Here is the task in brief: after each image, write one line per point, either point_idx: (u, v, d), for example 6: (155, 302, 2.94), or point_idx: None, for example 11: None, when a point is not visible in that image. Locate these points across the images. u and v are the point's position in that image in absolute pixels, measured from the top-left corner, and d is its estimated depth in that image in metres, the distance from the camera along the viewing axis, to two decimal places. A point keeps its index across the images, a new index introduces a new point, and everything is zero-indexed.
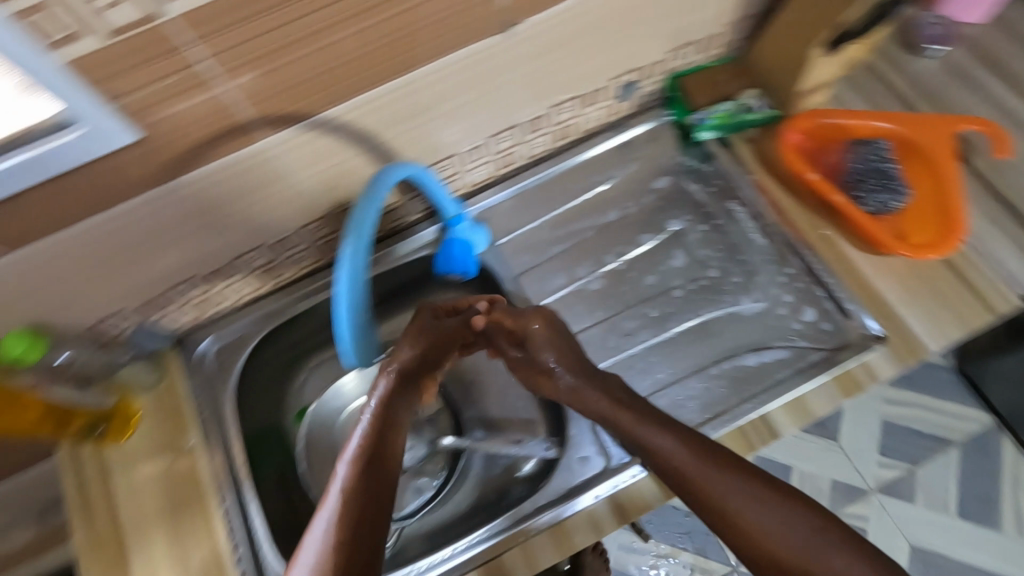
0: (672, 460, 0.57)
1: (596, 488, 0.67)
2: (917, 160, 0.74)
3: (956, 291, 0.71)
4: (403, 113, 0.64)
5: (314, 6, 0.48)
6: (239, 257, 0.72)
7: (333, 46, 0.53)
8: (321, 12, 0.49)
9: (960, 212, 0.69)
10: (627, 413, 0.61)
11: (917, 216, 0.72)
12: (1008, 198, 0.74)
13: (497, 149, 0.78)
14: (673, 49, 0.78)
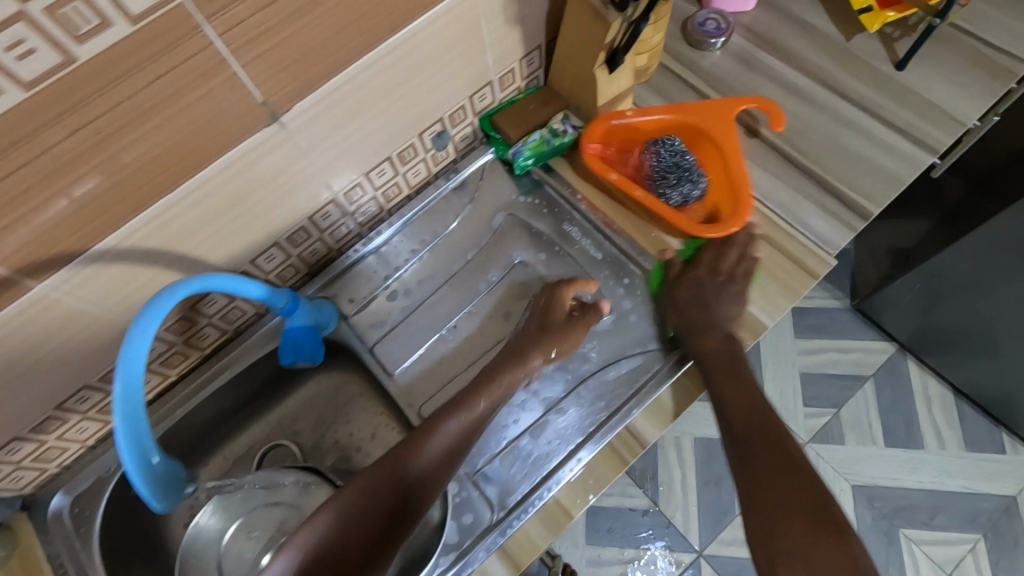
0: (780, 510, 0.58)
1: (552, 478, 0.68)
2: (713, 148, 0.79)
3: (776, 261, 0.75)
4: (192, 223, 0.62)
5: (33, 155, 0.47)
6: (64, 403, 0.68)
7: (78, 184, 0.51)
8: (48, 155, 0.48)
9: (750, 197, 0.74)
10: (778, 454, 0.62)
11: (717, 202, 0.78)
12: (805, 164, 0.80)
13: (323, 227, 0.77)
14: (473, 92, 0.80)
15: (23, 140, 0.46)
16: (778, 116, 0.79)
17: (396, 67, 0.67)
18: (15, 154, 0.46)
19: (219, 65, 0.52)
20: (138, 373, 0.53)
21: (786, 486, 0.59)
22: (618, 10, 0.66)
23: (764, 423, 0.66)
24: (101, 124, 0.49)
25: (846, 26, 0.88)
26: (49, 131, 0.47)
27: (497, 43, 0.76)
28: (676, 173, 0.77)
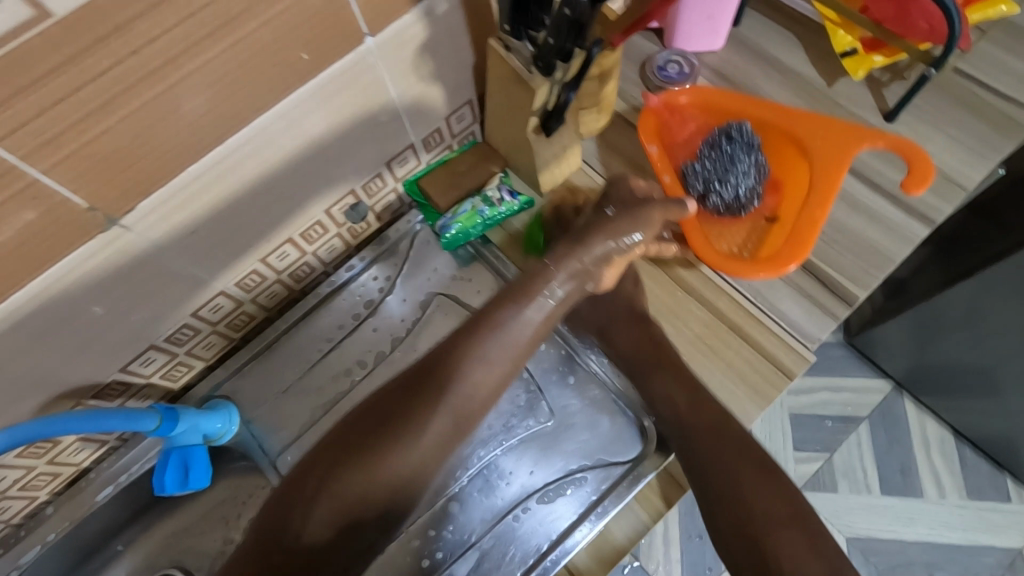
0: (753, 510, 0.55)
1: None
2: (804, 168, 0.69)
3: (740, 358, 0.64)
4: (22, 348, 0.51)
5: None
6: None
7: None
8: None
9: (814, 224, 0.64)
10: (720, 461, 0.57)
11: (766, 236, 0.68)
12: None
13: (215, 319, 0.66)
14: (392, 157, 0.69)
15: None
16: (924, 172, 0.65)
17: (278, 143, 0.55)
18: None
19: (7, 174, 0.40)
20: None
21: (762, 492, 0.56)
22: (545, 74, 0.54)
23: (687, 415, 0.60)
24: None
25: (827, 70, 0.76)
26: None
27: (413, 103, 0.64)
28: (723, 182, 0.67)
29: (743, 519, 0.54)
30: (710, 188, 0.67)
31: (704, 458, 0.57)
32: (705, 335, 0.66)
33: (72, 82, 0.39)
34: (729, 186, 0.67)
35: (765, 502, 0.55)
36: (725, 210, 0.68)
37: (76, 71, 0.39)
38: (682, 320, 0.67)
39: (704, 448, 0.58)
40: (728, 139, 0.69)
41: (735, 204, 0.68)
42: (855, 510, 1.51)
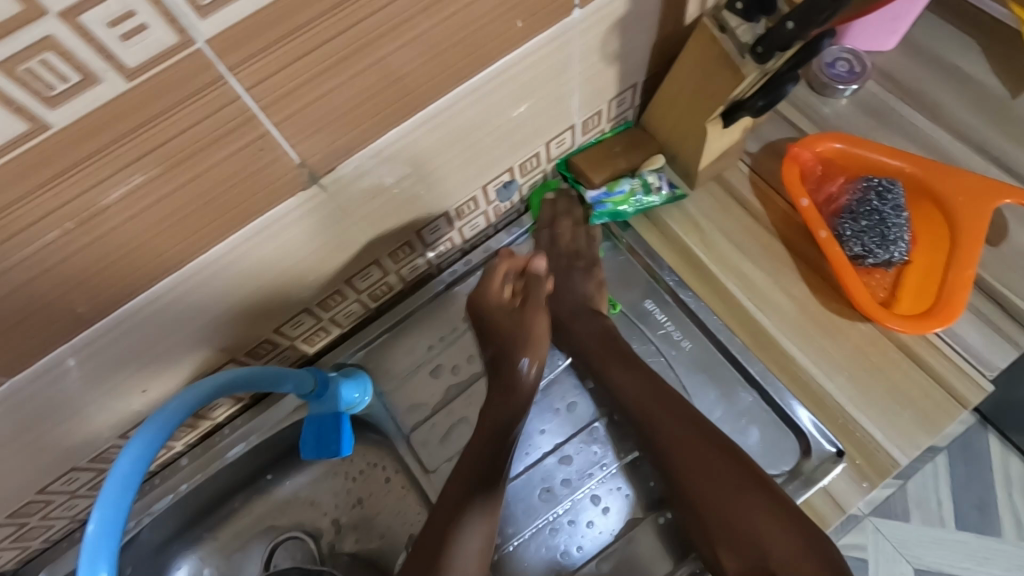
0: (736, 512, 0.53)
1: None
2: (940, 223, 0.62)
3: (911, 379, 0.61)
4: (204, 298, 0.50)
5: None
6: (50, 486, 0.58)
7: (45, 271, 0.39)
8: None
9: (965, 293, 0.57)
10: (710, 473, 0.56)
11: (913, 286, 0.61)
12: None
13: (361, 288, 0.65)
14: (551, 138, 0.66)
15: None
16: None
17: (465, 114, 0.53)
18: None
19: (246, 123, 0.39)
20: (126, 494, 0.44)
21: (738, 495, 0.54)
22: (758, 62, 0.51)
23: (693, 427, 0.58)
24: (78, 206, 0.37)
25: (1014, 81, 0.71)
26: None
27: (588, 83, 0.61)
28: (881, 241, 0.60)
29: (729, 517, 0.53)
30: (867, 246, 0.60)
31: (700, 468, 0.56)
32: (871, 353, 0.62)
33: (322, 36, 0.38)
34: (887, 243, 0.60)
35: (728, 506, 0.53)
36: (869, 269, 0.62)
37: (329, 25, 0.37)
38: (845, 334, 0.63)
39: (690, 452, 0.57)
40: (875, 192, 0.62)
41: (883, 264, 0.61)
42: None
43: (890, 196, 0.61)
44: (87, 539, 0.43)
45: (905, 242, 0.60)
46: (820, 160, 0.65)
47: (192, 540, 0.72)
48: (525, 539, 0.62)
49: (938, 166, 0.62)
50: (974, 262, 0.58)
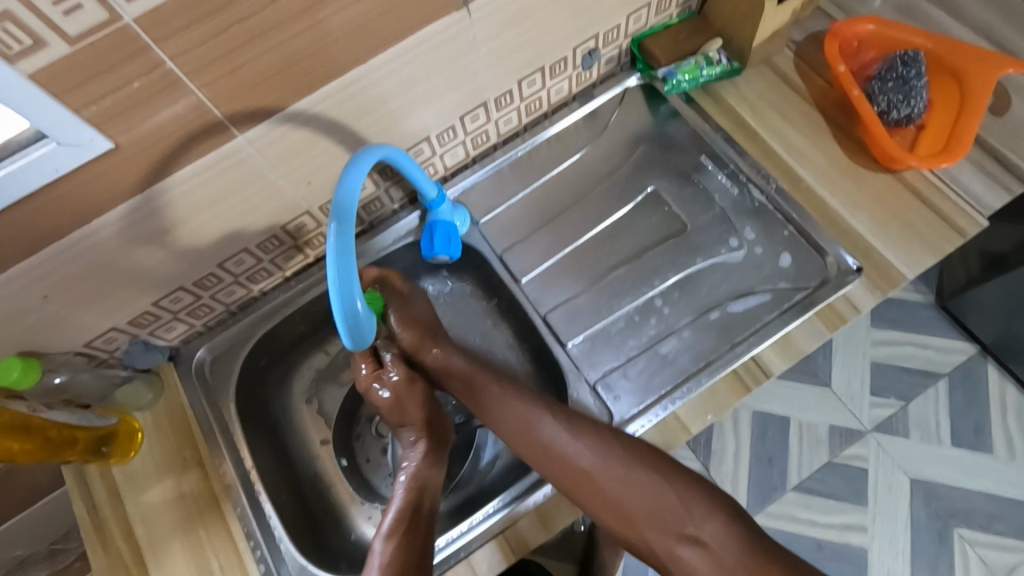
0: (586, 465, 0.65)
1: (674, 394, 0.69)
2: (954, 89, 0.75)
3: (918, 216, 0.74)
4: (368, 100, 0.64)
5: (256, 6, 0.48)
6: (225, 262, 0.72)
7: (282, 44, 0.53)
8: (263, 11, 0.49)
9: (968, 140, 0.70)
10: (612, 454, 0.65)
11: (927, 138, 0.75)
12: None
13: (468, 129, 0.79)
14: (630, 13, 0.79)
15: None
16: None
17: None
18: (244, 3, 0.48)
19: None
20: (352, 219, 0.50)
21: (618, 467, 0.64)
22: None
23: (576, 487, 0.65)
24: None
25: None
26: None
27: None
28: (904, 95, 0.73)
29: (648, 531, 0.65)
30: (892, 101, 0.73)
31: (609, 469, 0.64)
32: (888, 195, 0.76)
33: None
34: (909, 97, 0.73)
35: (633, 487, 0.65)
36: (892, 126, 0.75)
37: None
38: (867, 183, 0.77)
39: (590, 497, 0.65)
40: (901, 59, 0.75)
41: (904, 122, 0.74)
42: (922, 456, 1.60)
43: (915, 63, 0.74)
44: (333, 246, 0.48)
45: (924, 98, 0.73)
46: (855, 40, 0.78)
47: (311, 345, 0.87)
48: (587, 337, 0.76)
49: (954, 42, 0.75)
50: (979, 114, 0.72)
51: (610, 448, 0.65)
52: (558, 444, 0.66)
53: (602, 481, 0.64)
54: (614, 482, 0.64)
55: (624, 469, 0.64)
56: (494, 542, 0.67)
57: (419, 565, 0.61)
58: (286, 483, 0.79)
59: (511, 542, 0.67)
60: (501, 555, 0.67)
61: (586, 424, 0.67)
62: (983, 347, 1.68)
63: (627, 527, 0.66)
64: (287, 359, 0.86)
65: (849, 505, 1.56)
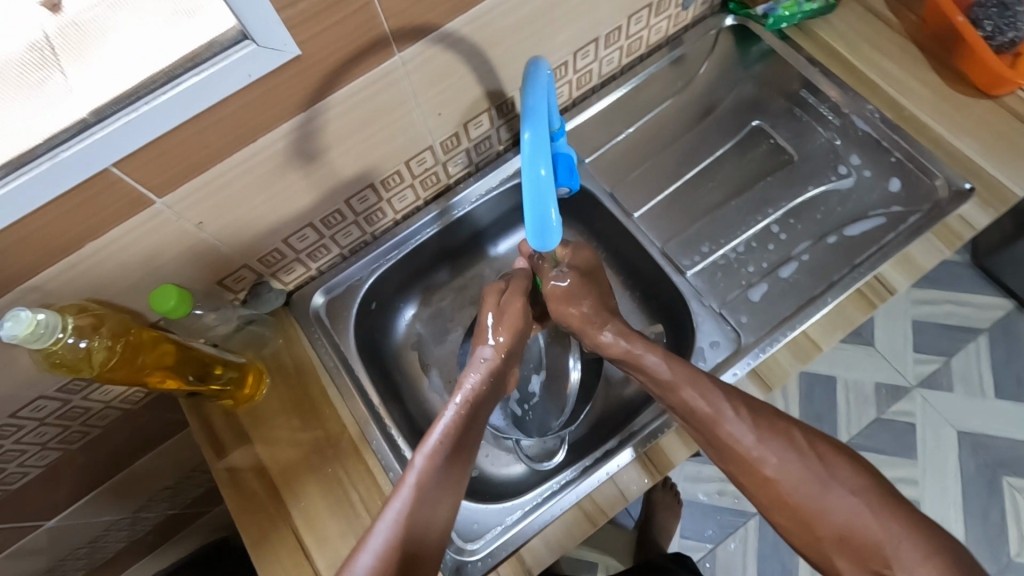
0: (767, 471, 0.61)
1: (804, 313, 0.71)
2: None
3: (1022, 138, 0.76)
4: (506, 27, 0.65)
5: None
6: (351, 199, 0.73)
7: None
8: None
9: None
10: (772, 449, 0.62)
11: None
12: None
13: (577, 68, 0.80)
14: None
15: None
16: None
17: None
18: None
19: None
20: (542, 122, 0.49)
21: (796, 471, 0.60)
22: None
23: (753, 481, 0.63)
24: None
25: None
26: None
27: None
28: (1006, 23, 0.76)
29: (846, 543, 0.58)
30: (996, 28, 0.76)
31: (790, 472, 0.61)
32: (992, 120, 0.78)
33: None
34: (1011, 25, 0.76)
35: (834, 500, 0.59)
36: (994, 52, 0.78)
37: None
38: (968, 109, 0.79)
39: (777, 513, 0.61)
40: None
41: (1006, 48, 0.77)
42: (967, 409, 1.63)
43: None
44: (527, 144, 0.49)
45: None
46: None
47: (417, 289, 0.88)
48: (701, 267, 0.79)
49: None
50: None
51: (800, 460, 0.61)
52: (741, 441, 0.62)
53: (787, 489, 0.60)
54: (794, 482, 0.60)
55: (807, 474, 0.60)
56: (636, 463, 0.69)
57: (425, 543, 0.57)
58: (407, 421, 0.79)
59: (655, 460, 0.69)
60: (645, 473, 0.69)
61: (774, 427, 0.63)
62: (1019, 303, 1.72)
63: (812, 548, 0.60)
64: (393, 305, 0.87)
65: (899, 459, 1.59)
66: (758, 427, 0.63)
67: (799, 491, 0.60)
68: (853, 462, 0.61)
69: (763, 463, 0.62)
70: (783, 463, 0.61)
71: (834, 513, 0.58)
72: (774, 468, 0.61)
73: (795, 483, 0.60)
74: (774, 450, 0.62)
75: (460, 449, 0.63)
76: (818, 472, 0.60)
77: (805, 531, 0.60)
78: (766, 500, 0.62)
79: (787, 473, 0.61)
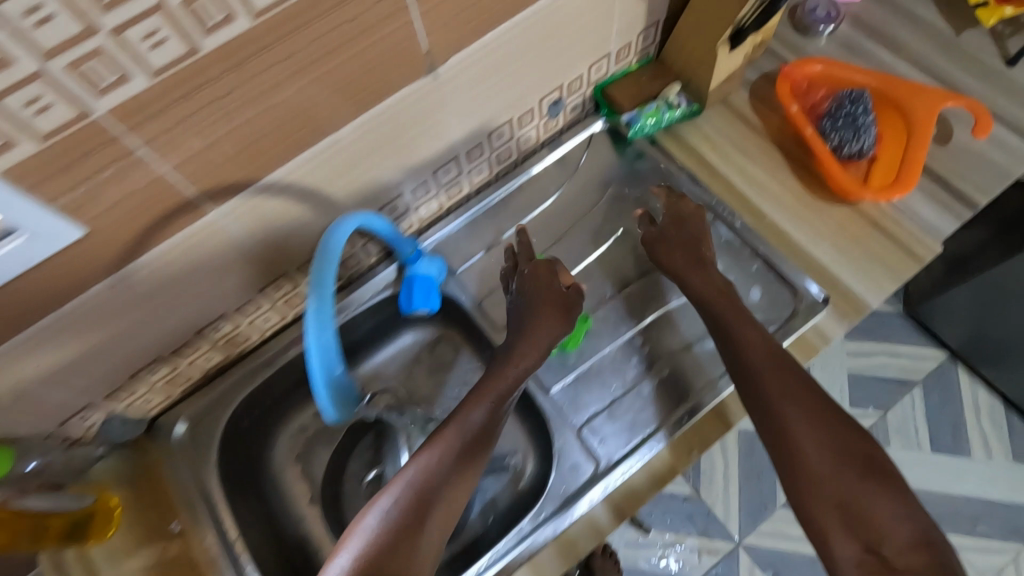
0: (831, 473, 0.57)
1: (659, 434, 0.71)
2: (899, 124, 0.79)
3: (877, 245, 0.78)
4: (341, 166, 0.66)
5: (227, 90, 0.50)
6: (202, 330, 0.72)
7: (255, 120, 0.54)
8: (233, 94, 0.50)
9: (917, 171, 0.75)
10: (822, 442, 0.59)
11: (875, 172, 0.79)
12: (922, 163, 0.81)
13: (442, 183, 0.81)
14: (592, 64, 0.82)
15: (240, 66, 0.49)
16: (983, 124, 0.78)
17: (541, 28, 0.69)
18: (215, 87, 0.49)
19: (402, 12, 0.55)
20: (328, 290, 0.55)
21: (874, 486, 0.56)
22: None
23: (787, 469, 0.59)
24: (287, 66, 0.52)
25: (957, 22, 0.88)
26: (233, 75, 0.49)
27: (626, 14, 0.77)
28: (855, 135, 0.77)
29: (874, 545, 0.53)
30: (843, 142, 0.77)
31: (840, 438, 0.59)
32: (849, 226, 0.79)
33: None
34: (858, 138, 0.77)
35: (879, 514, 0.54)
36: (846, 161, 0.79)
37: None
38: (828, 214, 0.80)
39: (821, 480, 0.57)
40: (848, 102, 0.79)
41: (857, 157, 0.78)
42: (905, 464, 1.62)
43: (861, 101, 0.78)
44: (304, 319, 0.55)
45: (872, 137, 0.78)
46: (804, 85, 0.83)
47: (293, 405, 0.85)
48: (571, 381, 0.77)
49: (894, 80, 0.80)
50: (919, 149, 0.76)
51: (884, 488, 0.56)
52: (799, 436, 0.59)
53: (846, 497, 0.56)
54: (880, 510, 0.54)
55: (864, 484, 0.56)
56: None
57: None
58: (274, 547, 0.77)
59: None
60: None
61: (833, 431, 0.59)
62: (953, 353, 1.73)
63: (811, 522, 0.56)
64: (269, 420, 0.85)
65: None
66: (819, 428, 0.60)
67: (826, 485, 0.57)
68: (893, 483, 0.56)
69: (812, 458, 0.58)
70: (831, 463, 0.57)
71: (906, 523, 0.54)
72: (851, 473, 0.57)
73: (864, 470, 0.57)
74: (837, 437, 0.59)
75: (413, 533, 0.54)
76: (867, 482, 0.56)
77: (808, 481, 0.57)
78: (795, 481, 0.58)
79: (829, 473, 0.57)
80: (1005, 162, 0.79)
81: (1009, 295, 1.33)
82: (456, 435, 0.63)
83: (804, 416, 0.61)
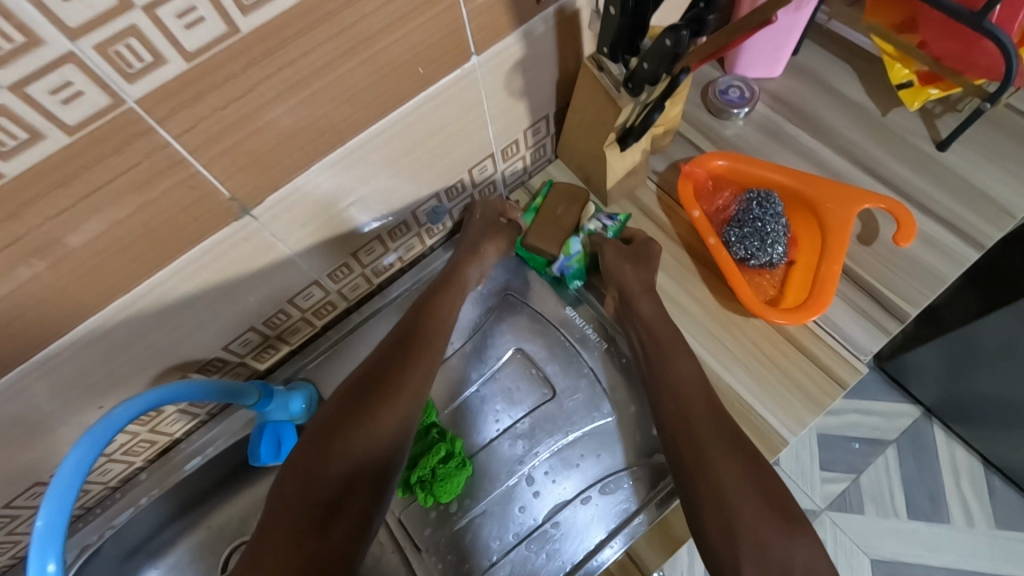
0: (711, 454, 0.58)
1: None
2: (814, 228, 0.71)
3: (794, 365, 0.68)
4: (150, 321, 0.57)
5: None
6: (15, 501, 0.63)
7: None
8: None
9: (831, 287, 0.66)
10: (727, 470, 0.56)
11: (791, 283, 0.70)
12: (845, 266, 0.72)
13: (304, 306, 0.72)
14: (473, 166, 0.74)
15: None
16: (906, 230, 0.69)
17: (387, 148, 0.61)
18: None
19: (178, 165, 0.46)
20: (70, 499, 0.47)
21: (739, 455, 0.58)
22: (631, 94, 0.61)
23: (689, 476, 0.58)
24: (23, 246, 0.43)
25: (883, 100, 0.80)
26: None
27: (500, 117, 0.69)
28: (762, 244, 0.68)
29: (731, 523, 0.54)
30: (749, 251, 0.69)
31: (748, 477, 0.56)
32: (763, 344, 0.70)
33: (242, 89, 0.45)
34: (766, 246, 0.68)
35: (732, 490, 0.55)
36: (756, 271, 0.70)
37: (256, 74, 0.45)
38: (741, 329, 0.71)
39: (709, 453, 0.58)
40: (755, 205, 0.70)
41: (766, 266, 0.70)
42: None
43: (768, 204, 0.70)
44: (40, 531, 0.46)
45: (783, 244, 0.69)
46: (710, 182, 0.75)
47: (147, 559, 0.75)
48: (454, 535, 0.69)
49: (809, 176, 0.71)
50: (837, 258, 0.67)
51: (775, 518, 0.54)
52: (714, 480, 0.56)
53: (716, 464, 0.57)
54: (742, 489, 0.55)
55: (761, 512, 0.54)
56: None
57: None
58: None
59: None
60: None
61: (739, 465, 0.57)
62: None
63: (700, 491, 0.56)
64: None
65: None
66: (731, 460, 0.57)
67: (714, 454, 0.58)
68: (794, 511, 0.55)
69: (698, 426, 0.60)
70: (740, 490, 0.55)
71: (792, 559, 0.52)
72: (756, 513, 0.54)
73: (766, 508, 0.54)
74: (738, 476, 0.56)
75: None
76: (768, 518, 0.54)
77: (702, 460, 0.57)
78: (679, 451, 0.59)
79: (741, 497, 0.55)
80: (937, 264, 0.70)
81: (988, 361, 1.01)
82: (323, 492, 0.55)
83: (715, 443, 0.58)
